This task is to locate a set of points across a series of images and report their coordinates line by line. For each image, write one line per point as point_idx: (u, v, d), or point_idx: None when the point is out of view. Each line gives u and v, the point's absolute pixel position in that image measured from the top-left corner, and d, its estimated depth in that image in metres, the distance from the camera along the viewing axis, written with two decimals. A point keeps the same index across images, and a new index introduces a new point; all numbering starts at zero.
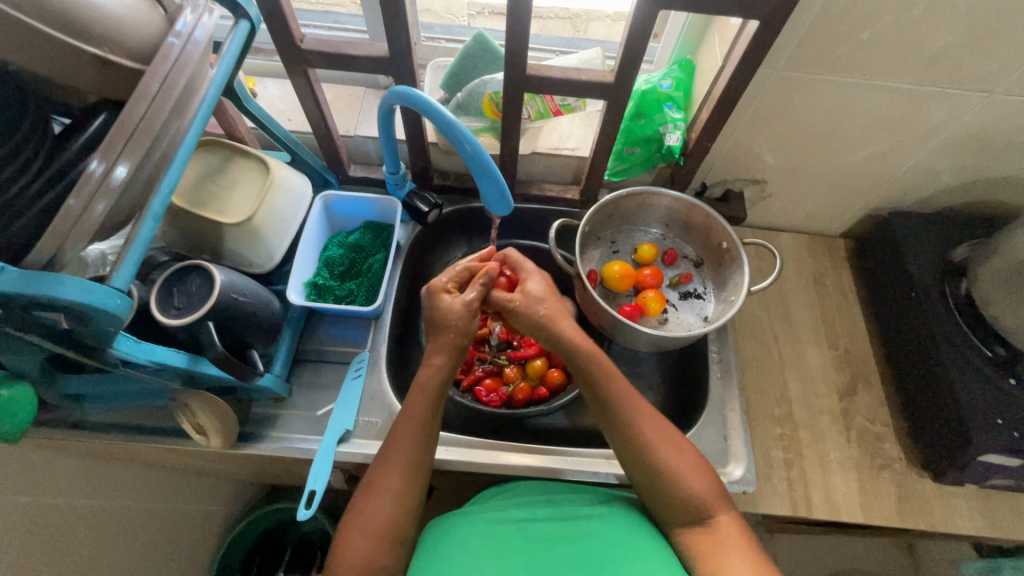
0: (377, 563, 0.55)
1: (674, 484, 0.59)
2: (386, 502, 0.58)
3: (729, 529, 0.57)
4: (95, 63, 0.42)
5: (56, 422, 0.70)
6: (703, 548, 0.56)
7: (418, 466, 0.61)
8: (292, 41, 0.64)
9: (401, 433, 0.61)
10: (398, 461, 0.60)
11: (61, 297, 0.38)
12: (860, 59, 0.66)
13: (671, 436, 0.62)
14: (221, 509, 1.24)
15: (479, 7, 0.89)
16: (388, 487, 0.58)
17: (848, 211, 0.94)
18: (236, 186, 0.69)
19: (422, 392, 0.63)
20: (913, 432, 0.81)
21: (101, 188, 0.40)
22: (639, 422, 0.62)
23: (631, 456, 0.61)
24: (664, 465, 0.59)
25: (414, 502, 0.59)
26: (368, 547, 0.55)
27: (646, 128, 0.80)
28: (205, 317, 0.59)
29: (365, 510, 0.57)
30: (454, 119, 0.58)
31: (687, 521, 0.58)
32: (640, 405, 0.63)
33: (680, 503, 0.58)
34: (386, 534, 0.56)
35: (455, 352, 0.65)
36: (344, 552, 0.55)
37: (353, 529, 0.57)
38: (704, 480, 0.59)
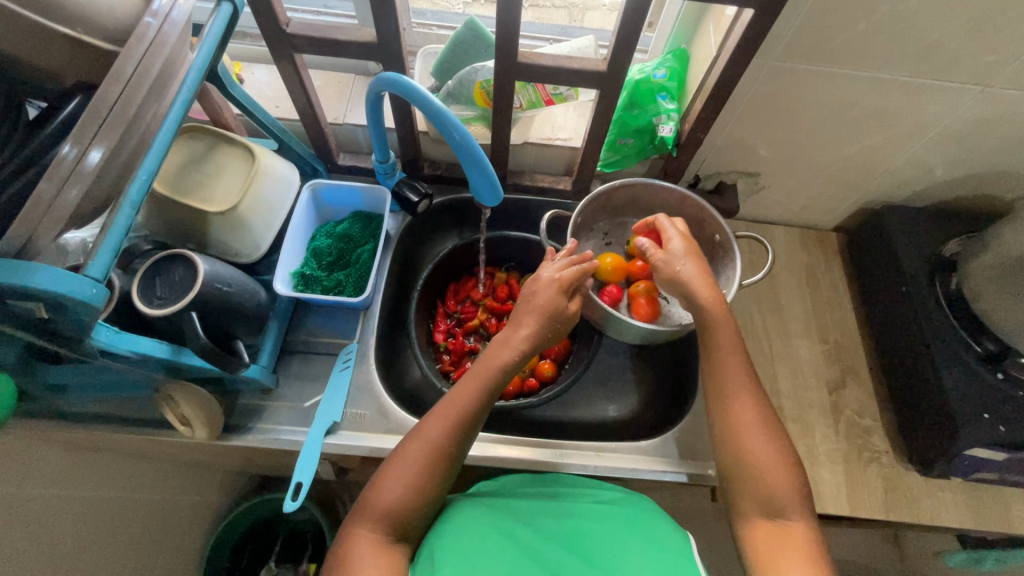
0: (403, 513, 0.54)
1: (758, 477, 0.57)
2: (427, 456, 0.57)
3: (800, 533, 0.54)
4: (66, 44, 0.41)
5: (36, 413, 0.69)
6: (765, 543, 0.55)
7: (467, 430, 0.59)
8: (277, 25, 0.62)
9: (459, 394, 0.60)
10: (449, 416, 0.58)
11: (32, 286, 0.37)
12: (855, 51, 0.65)
13: (773, 433, 0.59)
14: (210, 499, 1.24)
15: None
16: (432, 443, 0.57)
17: (841, 205, 0.94)
18: (221, 173, 0.68)
19: (502, 350, 0.62)
20: (902, 426, 0.82)
21: (74, 174, 0.39)
22: (737, 408, 0.61)
23: (730, 438, 0.60)
24: (753, 454, 0.58)
25: (454, 462, 0.58)
26: (402, 494, 0.55)
27: (639, 118, 0.79)
28: (188, 307, 0.58)
29: (406, 458, 0.56)
30: (442, 107, 0.57)
31: (756, 516, 0.56)
32: (747, 389, 0.61)
33: (753, 496, 0.57)
34: (418, 486, 0.56)
35: (544, 325, 0.62)
36: (377, 496, 0.55)
37: (390, 476, 0.56)
38: (788, 481, 0.57)
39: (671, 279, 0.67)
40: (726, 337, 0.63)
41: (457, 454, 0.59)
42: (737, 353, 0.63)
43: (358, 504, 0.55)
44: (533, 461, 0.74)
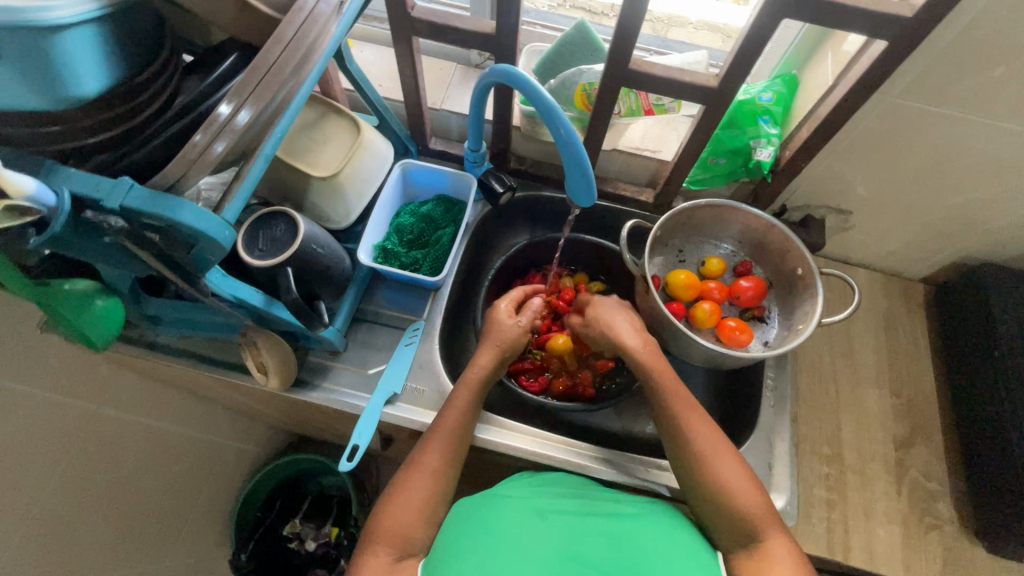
0: (413, 533, 0.58)
1: (729, 505, 0.57)
2: (429, 479, 0.62)
3: (782, 551, 0.54)
4: (236, 5, 0.44)
5: (131, 339, 0.74)
6: (751, 572, 0.54)
7: (458, 450, 0.65)
8: (404, 8, 0.65)
9: (444, 422, 0.66)
10: (440, 444, 0.64)
11: (179, 220, 0.41)
12: (986, 96, 0.62)
13: (734, 458, 0.60)
14: (251, 449, 1.30)
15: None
16: (427, 466, 0.62)
17: (933, 256, 0.89)
18: (328, 142, 0.71)
19: (470, 385, 0.68)
20: (973, 496, 0.77)
21: (225, 128, 0.42)
22: (700, 438, 0.61)
23: (686, 472, 0.61)
24: (722, 481, 0.58)
25: (449, 482, 0.63)
26: (411, 517, 0.59)
27: (736, 139, 0.77)
28: (285, 263, 0.62)
29: (409, 485, 0.61)
30: (554, 104, 0.58)
31: (736, 543, 0.57)
32: (703, 425, 0.63)
33: (728, 524, 0.57)
34: (423, 509, 0.60)
35: (501, 359, 0.71)
36: (385, 521, 0.58)
37: (395, 502, 0.60)
38: (761, 502, 0.57)
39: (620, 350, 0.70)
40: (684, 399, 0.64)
41: (452, 475, 0.64)
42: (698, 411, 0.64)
43: (369, 531, 0.59)
44: (581, 465, 0.73)
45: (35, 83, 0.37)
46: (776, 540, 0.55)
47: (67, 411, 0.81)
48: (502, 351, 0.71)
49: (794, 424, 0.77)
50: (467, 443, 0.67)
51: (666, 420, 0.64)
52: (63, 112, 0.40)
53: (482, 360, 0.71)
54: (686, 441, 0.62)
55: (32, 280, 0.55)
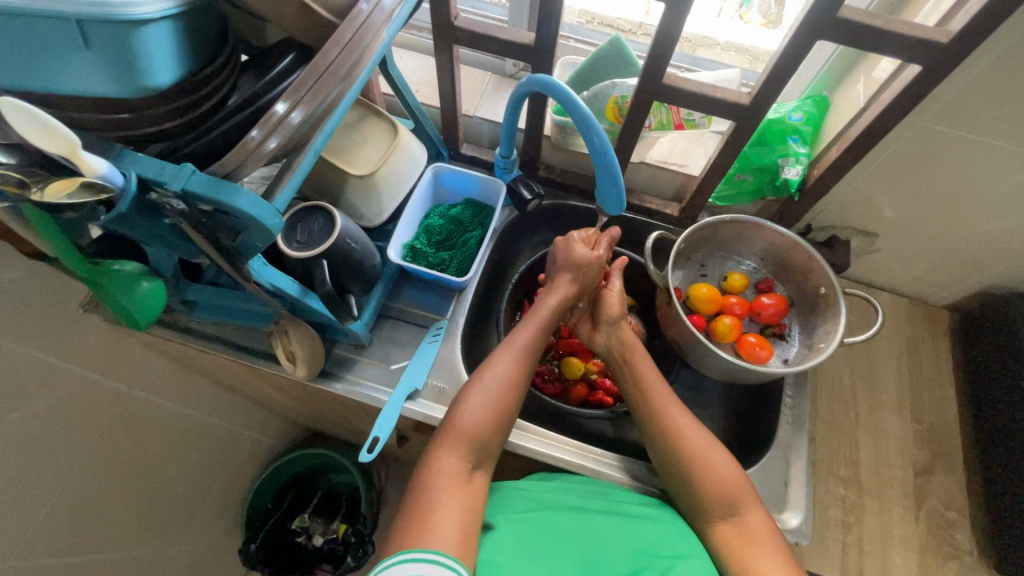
0: (483, 436, 0.61)
1: (707, 484, 0.61)
2: (501, 386, 0.64)
3: (758, 524, 0.59)
4: (297, 8, 0.47)
5: (166, 322, 0.77)
6: (736, 546, 0.58)
7: (529, 365, 0.68)
8: (448, 17, 0.67)
9: (515, 338, 0.69)
10: (513, 355, 0.67)
11: (235, 205, 0.43)
12: (1019, 124, 0.62)
13: (707, 437, 0.65)
14: (267, 441, 1.32)
15: (588, 16, 0.91)
16: (500, 374, 0.65)
17: (960, 283, 0.88)
18: (366, 142, 0.74)
19: (546, 308, 0.72)
20: (994, 529, 0.76)
21: (278, 127, 0.44)
22: (677, 419, 0.66)
23: (665, 455, 0.65)
24: (700, 460, 0.63)
25: (518, 395, 0.66)
26: (481, 420, 0.62)
27: (764, 157, 0.78)
28: (320, 255, 0.64)
29: (481, 386, 0.64)
30: (590, 114, 0.60)
31: (718, 519, 0.61)
32: (679, 410, 0.67)
33: (709, 503, 0.61)
34: (495, 411, 0.63)
35: (579, 291, 0.73)
36: (460, 418, 0.61)
37: (470, 400, 0.63)
38: (736, 476, 0.62)
39: (622, 339, 0.74)
40: (658, 382, 0.70)
41: (520, 388, 0.66)
42: (671, 394, 0.69)
43: (441, 431, 0.61)
44: (596, 471, 0.73)
45: (115, 76, 0.40)
46: (754, 512, 0.60)
47: (101, 390, 0.84)
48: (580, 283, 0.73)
49: (811, 443, 0.77)
50: (537, 361, 0.69)
51: (646, 405, 0.68)
52: (132, 101, 0.43)
53: (559, 284, 0.73)
54: (665, 425, 0.66)
55: (87, 261, 0.57)
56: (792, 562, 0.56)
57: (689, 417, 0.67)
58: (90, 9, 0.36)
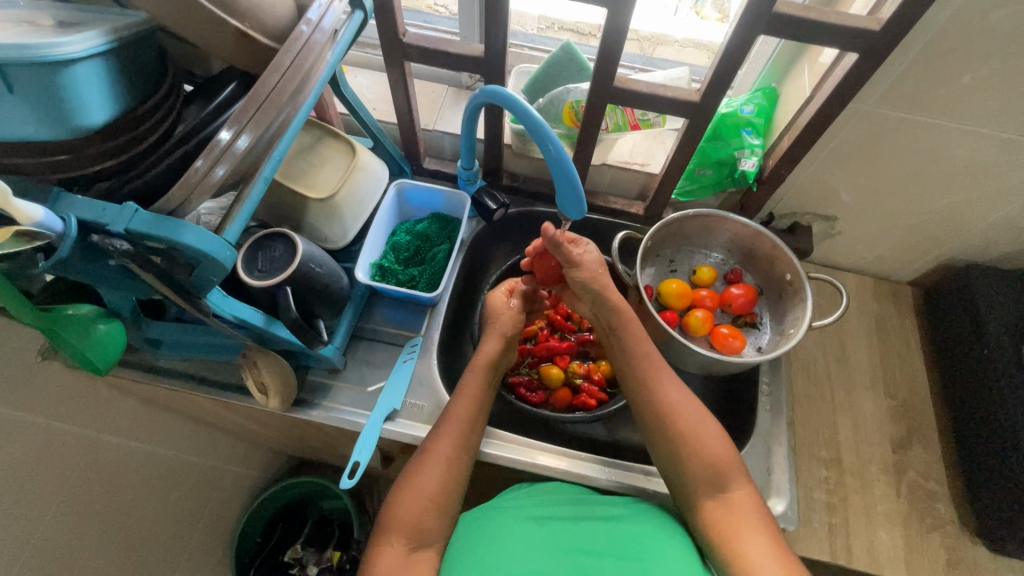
0: (424, 524, 0.59)
1: (695, 453, 0.62)
2: (441, 468, 0.62)
3: (743, 500, 0.60)
4: (235, 37, 0.46)
5: (133, 364, 0.75)
6: (723, 523, 0.59)
7: (468, 441, 0.65)
8: (396, 35, 0.67)
9: (453, 412, 0.67)
10: (452, 435, 0.64)
11: (182, 241, 0.42)
12: (957, 103, 0.64)
13: (695, 406, 0.65)
14: (252, 474, 1.29)
15: (549, 22, 0.92)
16: (438, 457, 0.63)
17: (920, 259, 0.91)
18: (324, 164, 0.73)
19: (478, 370, 0.70)
20: (971, 495, 0.77)
21: (225, 154, 0.43)
22: (665, 386, 0.66)
23: (652, 420, 0.65)
24: (687, 431, 0.63)
25: (461, 475, 0.63)
26: (424, 506, 0.59)
27: (721, 151, 0.79)
28: (284, 282, 0.63)
29: (419, 474, 0.61)
30: (542, 122, 0.60)
31: (704, 498, 0.61)
32: (665, 368, 0.68)
33: (698, 478, 0.61)
34: (437, 498, 0.60)
35: (506, 343, 0.74)
36: (398, 511, 0.59)
37: (408, 491, 0.60)
38: (725, 451, 0.62)
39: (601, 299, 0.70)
40: (638, 332, 0.70)
41: (461, 467, 0.64)
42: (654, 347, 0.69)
43: (380, 522, 0.60)
44: (577, 474, 0.73)
45: (47, 115, 0.39)
46: (741, 490, 0.60)
47: (66, 439, 0.80)
48: (504, 337, 0.74)
49: (790, 428, 0.78)
50: (478, 439, 0.67)
51: (631, 359, 0.68)
52: (69, 141, 0.42)
53: (487, 346, 0.73)
54: (657, 399, 0.65)
55: (41, 310, 0.56)
56: (779, 540, 0.57)
57: (682, 390, 0.67)
58: (9, 53, 0.35)
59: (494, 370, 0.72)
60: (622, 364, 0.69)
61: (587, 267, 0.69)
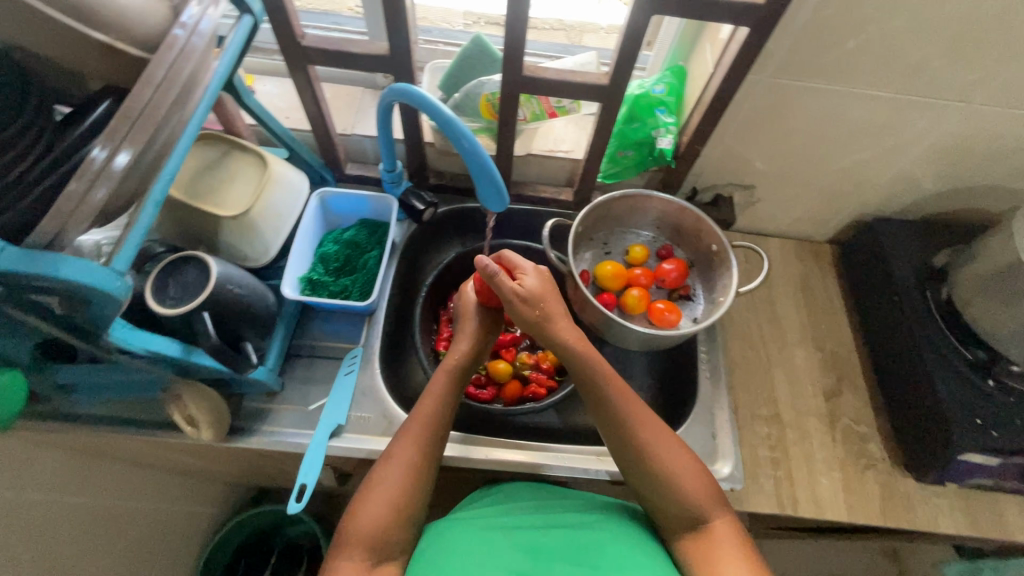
0: (384, 535, 0.57)
1: (674, 493, 0.60)
2: (402, 476, 0.60)
3: (723, 530, 0.58)
4: (102, 50, 0.43)
5: (42, 415, 0.68)
6: (702, 553, 0.58)
7: (431, 446, 0.63)
8: (293, 38, 0.65)
9: (416, 415, 0.65)
10: (415, 437, 0.63)
11: (62, 277, 0.38)
12: (845, 67, 0.68)
13: (671, 442, 0.63)
14: (205, 512, 1.22)
15: (474, 17, 0.92)
16: (400, 462, 0.61)
17: (834, 218, 0.97)
18: (235, 179, 0.70)
19: (444, 374, 0.68)
20: (897, 433, 0.83)
21: (103, 174, 0.40)
22: (637, 429, 0.63)
23: (626, 461, 0.64)
24: (667, 471, 0.61)
25: (425, 477, 0.62)
26: (383, 518, 0.57)
27: (639, 131, 0.81)
28: (200, 307, 0.59)
29: (378, 483, 0.59)
30: (453, 116, 0.59)
31: (687, 529, 0.60)
32: (640, 409, 0.64)
33: (676, 513, 0.60)
34: (397, 506, 0.59)
35: (478, 346, 0.71)
36: (356, 524, 0.57)
37: (367, 501, 0.58)
38: (703, 487, 0.60)
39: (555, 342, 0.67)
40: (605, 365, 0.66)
41: (427, 474, 0.62)
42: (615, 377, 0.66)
43: (340, 536, 0.58)
44: (531, 464, 0.73)
45: None
46: (723, 521, 0.59)
47: None
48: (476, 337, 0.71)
49: (730, 392, 0.81)
50: (443, 442, 0.65)
51: (598, 403, 0.65)
52: None
53: (458, 349, 0.70)
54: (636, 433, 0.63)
55: None
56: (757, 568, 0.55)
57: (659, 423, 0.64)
58: None
59: (462, 375, 0.69)
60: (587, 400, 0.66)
61: (509, 287, 0.63)
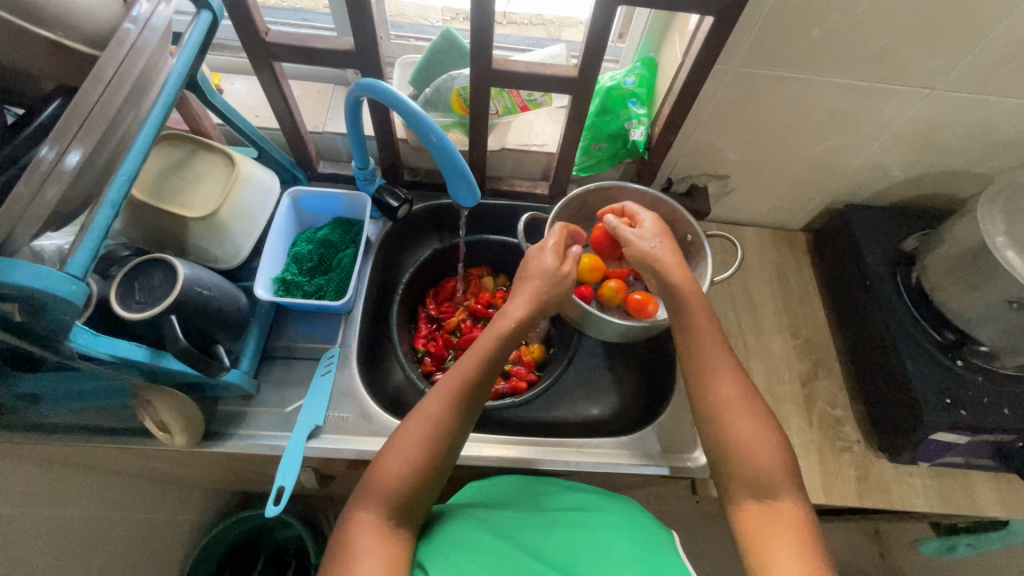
0: (404, 492, 0.56)
1: (743, 458, 0.58)
2: (430, 434, 0.58)
3: (788, 510, 0.55)
4: (48, 49, 0.41)
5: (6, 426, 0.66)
6: (758, 529, 0.55)
7: (466, 407, 0.61)
8: (256, 34, 0.63)
9: (454, 372, 0.62)
10: (448, 395, 0.60)
11: (14, 282, 0.37)
12: (810, 56, 0.69)
13: (753, 408, 0.61)
14: (188, 519, 1.20)
15: (451, 12, 0.88)
16: (430, 420, 0.59)
17: (807, 206, 0.98)
18: (202, 180, 0.68)
19: (494, 332, 0.64)
20: (871, 415, 0.84)
21: (53, 174, 0.39)
22: (719, 383, 0.63)
23: (706, 417, 0.62)
24: (734, 432, 0.60)
25: (453, 437, 0.60)
26: (404, 473, 0.56)
27: (612, 124, 0.82)
28: (167, 310, 0.58)
29: (406, 437, 0.58)
30: (420, 111, 0.59)
31: (746, 498, 0.57)
32: (730, 365, 0.64)
33: (738, 479, 0.58)
34: (421, 465, 0.57)
35: (535, 307, 0.65)
36: (379, 476, 0.56)
37: (393, 453, 0.57)
38: (774, 460, 0.58)
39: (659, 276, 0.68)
40: (703, 318, 0.66)
41: (457, 432, 0.60)
42: (714, 335, 0.65)
43: (361, 486, 0.57)
44: (516, 458, 0.74)
45: None
46: (787, 501, 0.56)
47: None
48: (538, 298, 0.65)
49: None
50: (480, 404, 0.62)
51: (690, 353, 0.65)
52: None
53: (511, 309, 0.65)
54: (708, 396, 0.63)
55: None
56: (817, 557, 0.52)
57: (742, 384, 0.63)
58: None
59: (518, 334, 0.65)
60: (681, 348, 0.67)
61: (638, 246, 0.69)
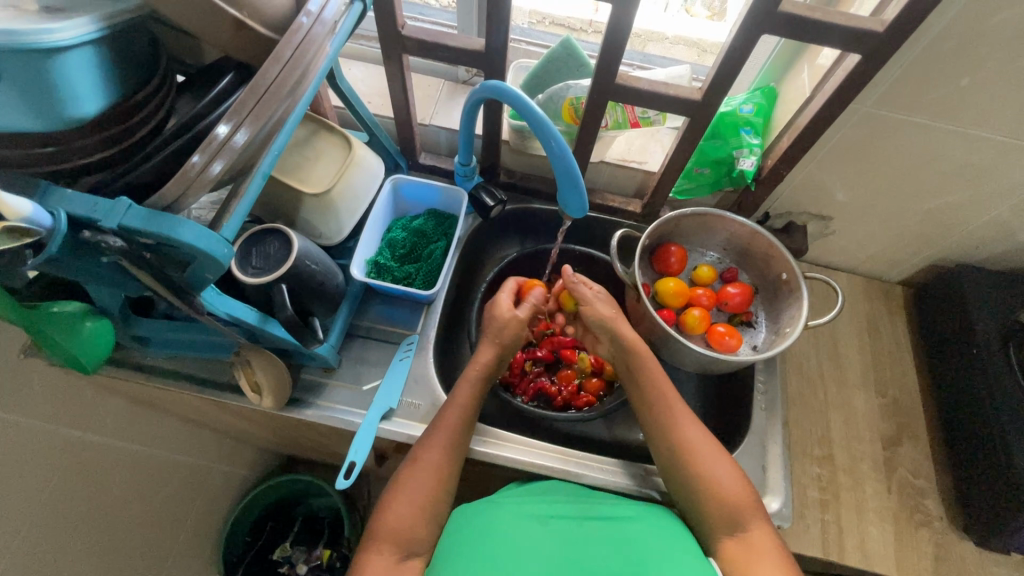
0: (412, 534, 0.59)
1: (714, 492, 0.61)
2: (429, 477, 0.62)
3: (763, 540, 0.58)
4: (233, 26, 0.44)
5: (119, 361, 0.72)
6: (739, 559, 0.57)
7: (457, 449, 0.66)
8: (394, 26, 0.66)
9: (441, 421, 0.67)
10: (441, 441, 0.65)
11: (179, 238, 0.41)
12: (954, 106, 0.65)
13: (712, 445, 0.65)
14: (240, 474, 1.26)
15: (540, 16, 0.90)
16: (428, 463, 0.63)
17: (911, 259, 0.92)
18: (320, 158, 0.72)
19: (469, 380, 0.70)
20: (959, 491, 0.79)
21: (222, 149, 0.41)
22: (684, 426, 0.66)
23: (669, 460, 0.66)
24: (705, 467, 0.63)
25: (450, 481, 0.64)
26: (409, 517, 0.60)
27: (719, 150, 0.79)
28: (280, 279, 0.62)
29: (408, 482, 0.62)
30: (544, 118, 0.60)
31: (722, 532, 0.60)
32: (684, 411, 0.68)
33: (715, 512, 0.61)
34: (424, 507, 0.61)
35: (501, 352, 0.73)
36: (386, 520, 0.59)
37: (400, 498, 0.61)
38: (742, 491, 0.61)
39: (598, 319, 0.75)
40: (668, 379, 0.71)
41: (450, 475, 0.64)
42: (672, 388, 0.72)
43: (367, 533, 0.59)
44: (576, 474, 0.73)
45: (34, 102, 0.38)
46: (760, 529, 0.59)
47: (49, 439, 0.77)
48: (502, 345, 0.73)
49: (785, 426, 0.79)
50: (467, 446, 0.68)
51: (652, 401, 0.70)
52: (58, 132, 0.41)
53: (481, 356, 0.73)
54: (678, 437, 0.66)
55: (22, 305, 0.54)
56: None
57: (705, 433, 0.67)
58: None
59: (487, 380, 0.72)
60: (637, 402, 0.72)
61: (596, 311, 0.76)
